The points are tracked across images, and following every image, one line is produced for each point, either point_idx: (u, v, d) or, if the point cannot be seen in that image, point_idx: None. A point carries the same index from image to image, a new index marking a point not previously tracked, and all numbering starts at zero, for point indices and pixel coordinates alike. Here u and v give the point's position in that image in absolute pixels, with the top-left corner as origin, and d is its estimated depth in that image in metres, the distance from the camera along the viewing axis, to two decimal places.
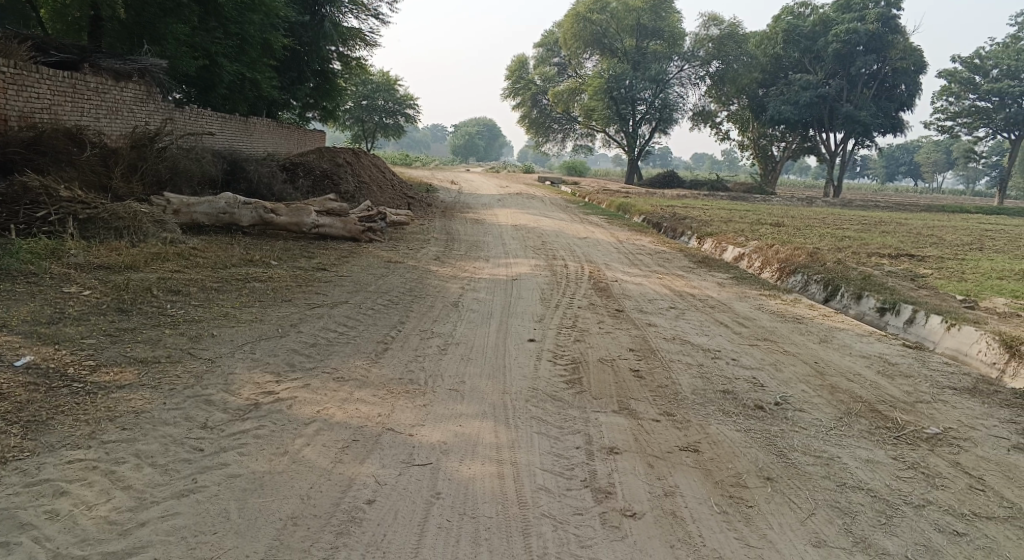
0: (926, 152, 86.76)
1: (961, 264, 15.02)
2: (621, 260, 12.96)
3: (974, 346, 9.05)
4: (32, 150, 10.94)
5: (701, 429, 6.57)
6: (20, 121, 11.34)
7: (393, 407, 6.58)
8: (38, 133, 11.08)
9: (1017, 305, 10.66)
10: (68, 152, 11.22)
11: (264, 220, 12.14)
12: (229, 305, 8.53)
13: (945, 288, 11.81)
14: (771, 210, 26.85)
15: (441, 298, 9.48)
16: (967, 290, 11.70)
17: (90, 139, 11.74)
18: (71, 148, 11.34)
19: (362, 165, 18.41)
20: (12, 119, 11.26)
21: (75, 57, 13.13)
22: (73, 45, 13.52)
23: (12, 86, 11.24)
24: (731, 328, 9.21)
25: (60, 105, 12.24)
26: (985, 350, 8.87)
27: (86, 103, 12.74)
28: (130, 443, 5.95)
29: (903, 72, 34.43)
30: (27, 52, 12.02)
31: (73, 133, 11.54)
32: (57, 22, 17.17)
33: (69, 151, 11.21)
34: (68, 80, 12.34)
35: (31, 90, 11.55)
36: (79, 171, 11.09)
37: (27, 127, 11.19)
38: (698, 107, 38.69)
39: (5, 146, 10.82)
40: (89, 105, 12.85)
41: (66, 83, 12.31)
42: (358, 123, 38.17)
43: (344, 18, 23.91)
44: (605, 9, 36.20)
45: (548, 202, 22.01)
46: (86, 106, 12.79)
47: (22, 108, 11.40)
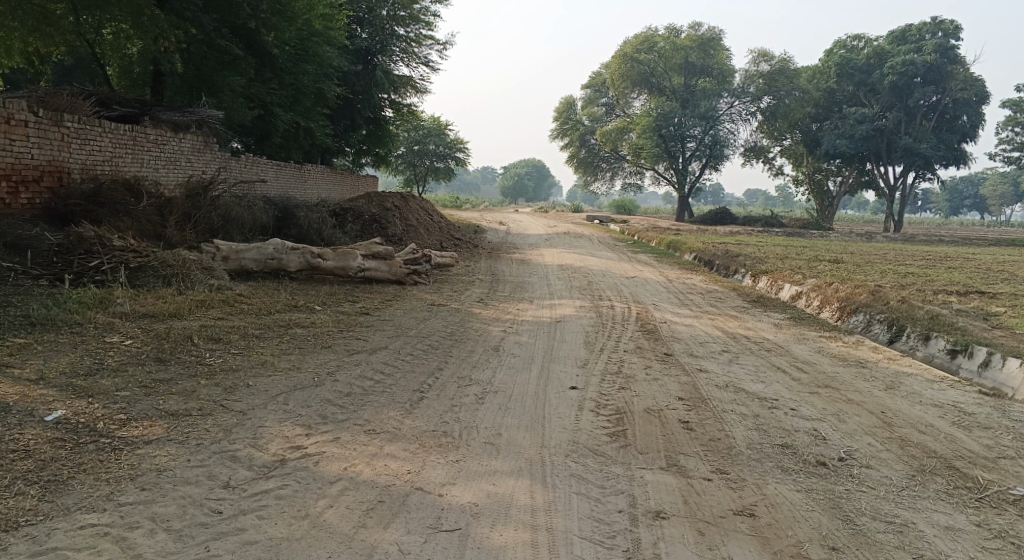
0: (990, 185, 84.38)
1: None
2: (672, 300, 12.53)
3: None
4: (92, 202, 10.99)
5: (757, 490, 6.08)
6: (83, 174, 11.44)
7: (426, 463, 6.25)
8: (98, 185, 11.14)
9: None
10: (126, 203, 11.26)
11: (310, 265, 12.00)
12: (268, 353, 8.32)
13: (1018, 327, 11.12)
14: (829, 246, 26.07)
15: (483, 342, 9.15)
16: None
17: (148, 190, 11.80)
18: (129, 199, 11.38)
19: (410, 207, 18.31)
20: (75, 172, 11.36)
21: (135, 110, 13.31)
22: (134, 98, 13.72)
23: (76, 140, 11.36)
24: (789, 374, 8.69)
25: (120, 157, 12.35)
26: None
27: (145, 154, 12.87)
28: (147, 505, 5.76)
29: (963, 103, 33.35)
30: (89, 106, 12.20)
31: (132, 184, 11.60)
32: (122, 77, 17.57)
33: (127, 202, 11.25)
34: (129, 132, 12.49)
35: (94, 144, 11.68)
36: (135, 221, 11.14)
37: (88, 179, 11.27)
38: (749, 144, 38.10)
39: (66, 198, 10.87)
40: (148, 156, 12.97)
41: (127, 136, 12.45)
42: (410, 168, 38.44)
43: (395, 66, 24.08)
44: (653, 50, 36.05)
45: (598, 241, 21.65)
46: (145, 156, 12.92)
47: (85, 161, 11.52)
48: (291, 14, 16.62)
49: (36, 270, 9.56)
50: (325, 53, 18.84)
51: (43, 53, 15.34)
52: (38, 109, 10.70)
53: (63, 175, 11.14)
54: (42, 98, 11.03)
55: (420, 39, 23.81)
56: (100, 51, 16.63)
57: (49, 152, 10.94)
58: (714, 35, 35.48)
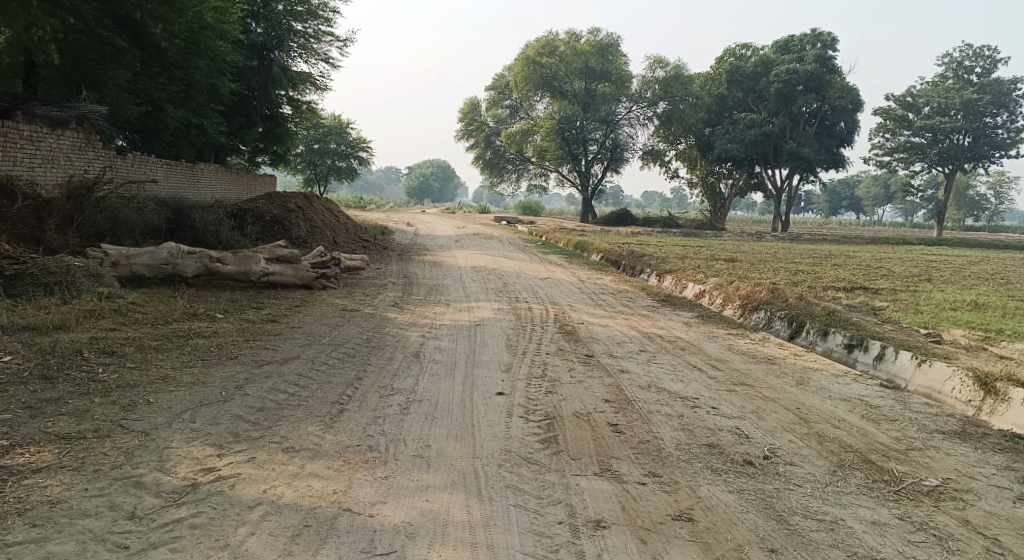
0: (864, 186, 88.73)
1: (914, 296, 14.93)
2: (585, 301, 12.54)
3: (946, 384, 8.75)
4: None
5: (691, 492, 6.07)
6: None
7: (352, 481, 5.98)
8: None
9: (977, 338, 10.46)
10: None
11: (209, 269, 11.42)
12: (168, 366, 7.84)
13: (905, 321, 11.60)
14: (724, 246, 26.80)
15: (401, 348, 8.89)
16: (927, 322, 11.49)
17: (22, 191, 11.07)
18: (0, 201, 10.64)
19: (315, 209, 17.79)
20: None
21: (7, 105, 12.39)
22: (6, 91, 12.74)
23: None
24: (705, 372, 8.77)
25: None
26: (959, 387, 8.57)
27: (18, 151, 12.11)
28: (40, 544, 5.36)
29: (841, 110, 34.92)
30: None
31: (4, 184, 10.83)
32: None
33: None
34: None
35: None
36: (9, 225, 10.45)
37: None
38: (647, 147, 38.87)
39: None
40: (20, 154, 12.15)
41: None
42: (310, 167, 37.52)
43: (293, 62, 23.37)
44: (555, 53, 36.50)
45: (506, 243, 21.58)
46: (18, 154, 12.15)
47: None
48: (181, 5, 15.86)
49: None
50: (218, 47, 18.05)
51: None
52: None
53: None
54: None
55: (319, 34, 23.19)
56: None
57: None
58: (612, 40, 35.93)
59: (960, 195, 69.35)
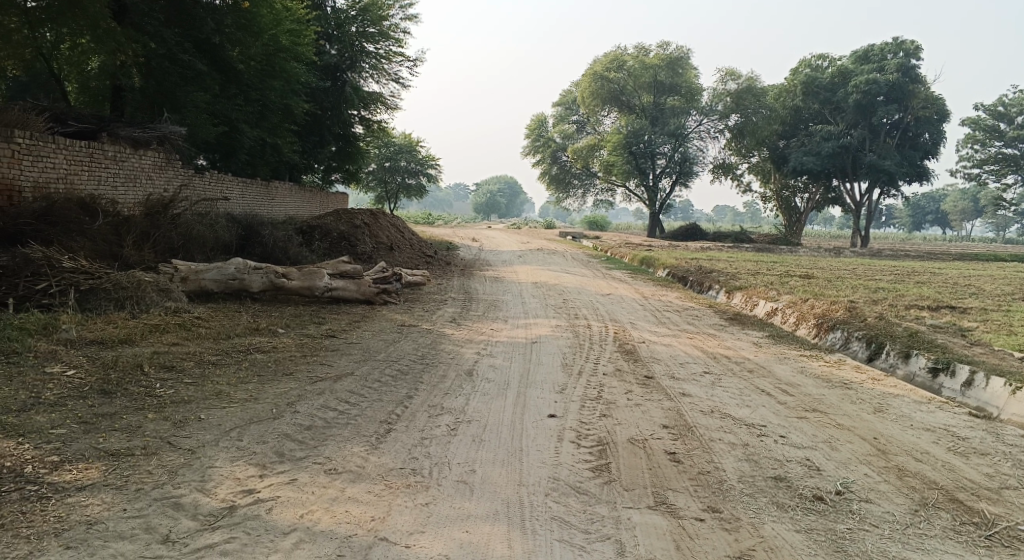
0: (952, 201, 85.38)
1: (1005, 316, 14.02)
2: (649, 318, 12.12)
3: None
4: (44, 221, 10.34)
5: (753, 531, 5.66)
6: (34, 192, 10.92)
7: (391, 508, 5.79)
8: (50, 203, 10.54)
9: None
10: (80, 222, 10.68)
11: (273, 285, 11.40)
12: (224, 382, 7.74)
13: (996, 343, 10.83)
14: (800, 262, 25.89)
15: (455, 365, 8.65)
16: (1019, 345, 10.73)
17: (103, 208, 11.27)
18: (83, 218, 10.81)
19: (380, 224, 17.78)
20: (26, 191, 10.84)
21: (92, 126, 12.61)
22: (89, 114, 13.05)
23: (26, 158, 10.85)
24: (774, 396, 8.28)
25: (75, 175, 11.77)
26: None
27: (103, 171, 12.27)
28: None
29: (925, 121, 33.55)
30: (43, 122, 11.58)
31: (86, 202, 11.02)
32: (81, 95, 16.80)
33: (81, 220, 10.69)
34: (86, 148, 11.92)
35: (46, 161, 11.16)
36: (90, 241, 10.49)
37: (41, 196, 10.69)
38: (718, 160, 38.10)
39: (16, 216, 10.11)
40: (105, 174, 12.35)
41: (84, 153, 11.89)
42: (381, 184, 37.83)
43: (364, 82, 23.56)
44: (623, 68, 36.07)
45: (572, 258, 21.23)
46: (102, 174, 12.30)
47: (36, 178, 10.99)
48: (257, 28, 16.20)
49: None
50: (292, 69, 18.16)
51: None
52: None
53: (13, 194, 10.64)
54: None
55: (390, 55, 23.32)
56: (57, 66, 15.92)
57: None
58: (682, 54, 35.34)
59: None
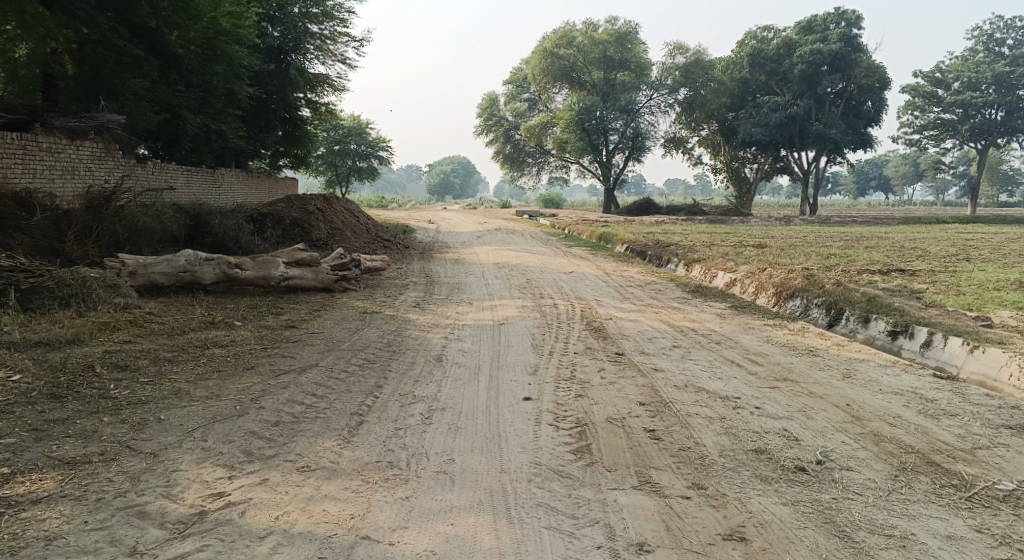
0: (894, 166, 87.14)
1: (954, 277, 14.24)
2: (612, 295, 12.05)
3: (1002, 370, 8.24)
4: None
5: (740, 506, 5.62)
6: None
7: (371, 503, 5.63)
8: None
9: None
10: (16, 217, 10.26)
11: (228, 276, 11.06)
12: (183, 380, 7.47)
13: (948, 303, 10.99)
14: (752, 232, 26.10)
15: (423, 351, 8.47)
16: (973, 305, 10.86)
17: (41, 203, 10.84)
18: (19, 213, 10.37)
19: (334, 210, 17.42)
20: None
21: (25, 117, 12.04)
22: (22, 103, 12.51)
23: None
24: (744, 367, 8.27)
25: (7, 168, 11.30)
26: (1017, 375, 8.04)
27: (38, 163, 11.81)
28: None
29: (868, 89, 34.03)
30: None
31: (21, 196, 10.58)
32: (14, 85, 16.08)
33: (17, 216, 10.27)
34: (17, 141, 11.45)
35: None
36: (28, 237, 10.12)
37: None
38: (669, 134, 38.21)
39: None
40: (40, 166, 11.88)
41: (15, 145, 11.43)
42: (331, 168, 37.28)
43: (310, 64, 23.05)
44: (572, 44, 35.97)
45: (528, 237, 21.08)
46: (38, 166, 11.85)
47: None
48: (195, 11, 15.61)
49: None
50: (235, 52, 17.67)
51: None
52: None
53: None
54: None
55: (335, 35, 22.83)
56: None
57: None
58: (631, 28, 35.43)
59: (994, 171, 67.69)
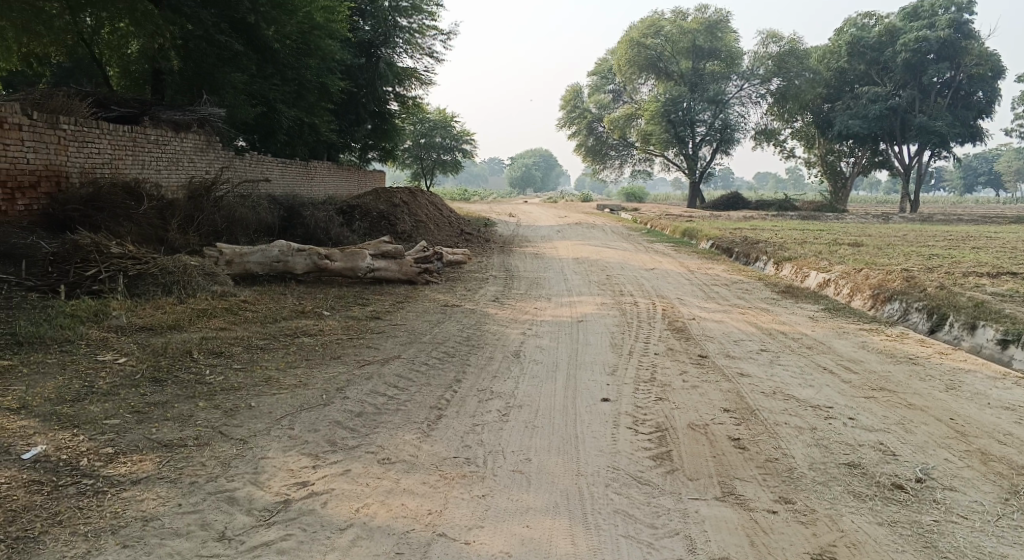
0: (1005, 161, 82.70)
1: None
2: (696, 294, 11.75)
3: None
4: (91, 206, 10.29)
5: (831, 524, 5.42)
6: (82, 177, 10.80)
7: (448, 500, 5.61)
8: (98, 188, 10.48)
9: None
10: (126, 206, 10.58)
11: (318, 266, 11.24)
12: (273, 368, 7.60)
13: None
14: (846, 229, 25.16)
15: (502, 346, 8.42)
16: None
17: (148, 192, 11.17)
18: (130, 202, 10.71)
19: (419, 203, 17.56)
20: (74, 176, 10.73)
21: (134, 110, 12.56)
22: (130, 97, 12.98)
23: (74, 143, 10.73)
24: (837, 375, 7.91)
25: (119, 159, 11.68)
26: None
27: (146, 155, 12.19)
28: None
29: (978, 78, 32.35)
30: (87, 107, 11.49)
31: (132, 187, 10.91)
32: (122, 80, 16.71)
33: (128, 205, 10.60)
34: (129, 133, 11.82)
35: (92, 146, 11.03)
36: (136, 225, 10.43)
37: (88, 182, 10.62)
38: (759, 127, 37.22)
39: (64, 204, 10.15)
40: (148, 157, 12.28)
41: (127, 137, 11.80)
42: (417, 161, 37.66)
43: (399, 58, 23.27)
44: (660, 34, 35.30)
45: (612, 231, 20.83)
46: (146, 157, 12.25)
47: (82, 164, 10.88)
48: (291, 6, 15.86)
49: (32, 281, 8.87)
50: (328, 47, 17.85)
51: (42, 57, 14.58)
52: (33, 111, 10.09)
53: (62, 179, 10.51)
54: (37, 101, 10.48)
55: (423, 29, 22.99)
56: (98, 51, 15.79)
57: (45, 156, 10.30)
58: (722, 17, 34.70)
59: None
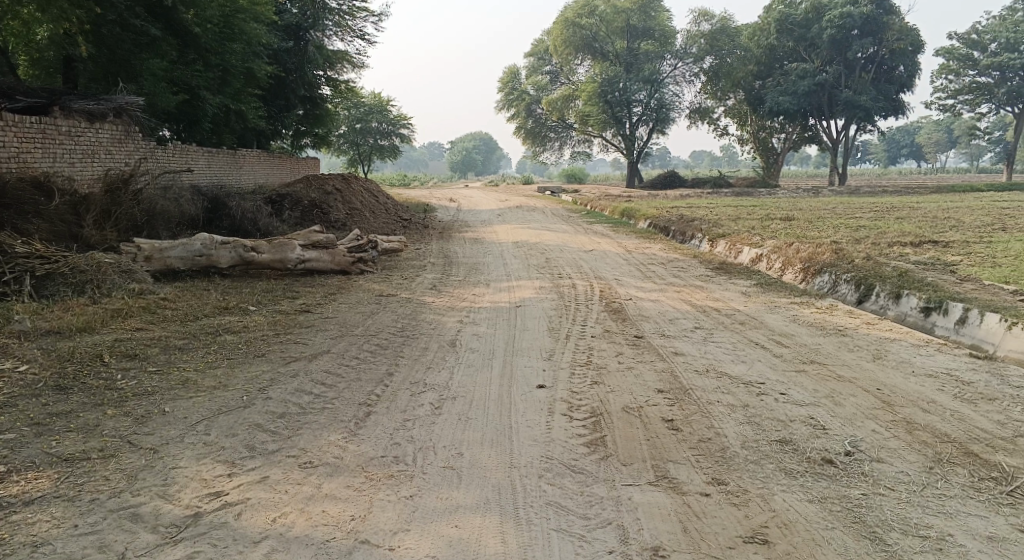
0: (927, 133, 85.16)
1: (988, 247, 13.74)
2: (634, 273, 11.71)
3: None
4: None
5: (764, 503, 5.38)
6: None
7: (373, 504, 5.43)
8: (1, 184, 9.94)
9: None
10: (35, 201, 10.09)
11: (243, 259, 10.83)
12: (192, 369, 7.28)
13: (982, 276, 10.53)
14: (779, 203, 25.55)
15: (437, 336, 8.22)
16: (1006, 277, 10.39)
17: (60, 187, 10.62)
18: (38, 197, 10.20)
19: (352, 190, 17.18)
20: None
21: (43, 100, 11.78)
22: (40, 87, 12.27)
23: None
24: (769, 350, 7.92)
25: (27, 152, 11.13)
26: None
27: (57, 147, 11.63)
28: None
29: (900, 53, 33.09)
30: None
31: (39, 181, 10.37)
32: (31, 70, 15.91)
33: (36, 200, 10.12)
34: (37, 124, 11.24)
35: None
36: (46, 222, 9.95)
37: None
38: (694, 105, 37.56)
39: None
40: (60, 150, 11.72)
41: (35, 129, 11.23)
42: (354, 147, 37.03)
43: (329, 42, 22.76)
44: (595, 14, 35.25)
45: (550, 214, 20.73)
46: (58, 151, 11.69)
47: None
48: None
49: None
50: (253, 31, 17.40)
51: None
52: None
53: None
54: None
55: (354, 12, 22.49)
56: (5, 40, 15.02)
57: None
58: None
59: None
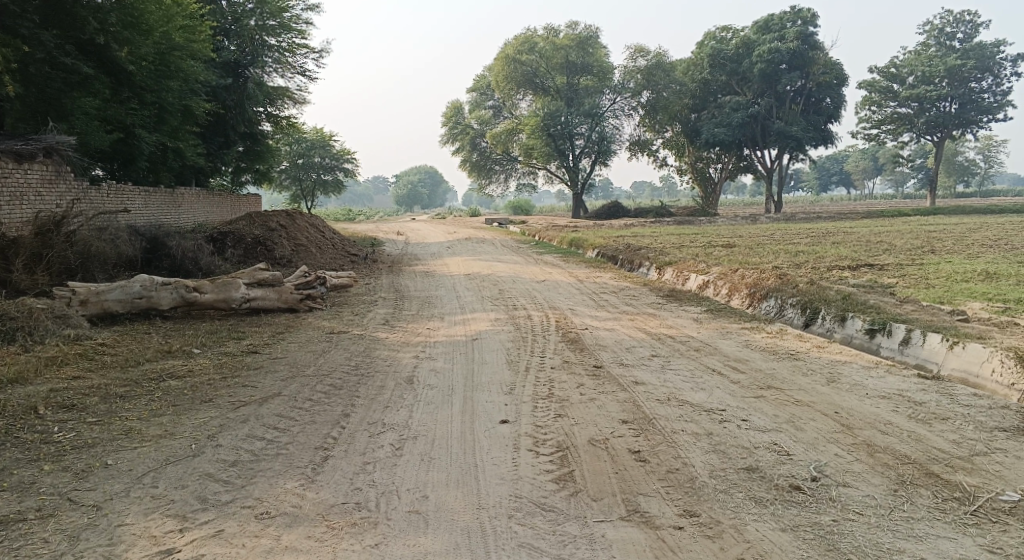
0: (853, 161, 87.92)
1: (921, 270, 14.10)
2: (586, 303, 11.70)
3: (984, 366, 7.97)
4: None
5: (736, 534, 5.37)
6: None
7: (336, 555, 5.30)
8: None
9: (997, 311, 9.71)
10: None
11: (186, 300, 10.51)
12: (135, 418, 6.97)
13: (918, 297, 10.77)
14: (719, 232, 25.95)
15: (393, 373, 8.05)
16: (942, 298, 10.64)
17: None
18: None
19: (297, 226, 16.91)
20: None
21: None
22: None
23: None
24: (726, 376, 7.92)
25: None
26: (998, 370, 7.80)
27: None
28: None
29: (826, 86, 34.11)
30: None
31: None
32: None
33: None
34: None
35: None
36: None
37: None
38: (633, 137, 38.13)
39: None
40: None
41: None
42: (296, 183, 36.57)
43: (269, 78, 22.53)
44: (534, 50, 35.64)
45: (498, 245, 20.69)
46: None
47: None
48: (145, 26, 15.26)
49: None
50: (190, 68, 17.12)
51: None
52: None
53: None
54: None
55: (293, 48, 22.37)
56: None
57: None
58: (591, 33, 35.45)
59: (950, 162, 68.52)
